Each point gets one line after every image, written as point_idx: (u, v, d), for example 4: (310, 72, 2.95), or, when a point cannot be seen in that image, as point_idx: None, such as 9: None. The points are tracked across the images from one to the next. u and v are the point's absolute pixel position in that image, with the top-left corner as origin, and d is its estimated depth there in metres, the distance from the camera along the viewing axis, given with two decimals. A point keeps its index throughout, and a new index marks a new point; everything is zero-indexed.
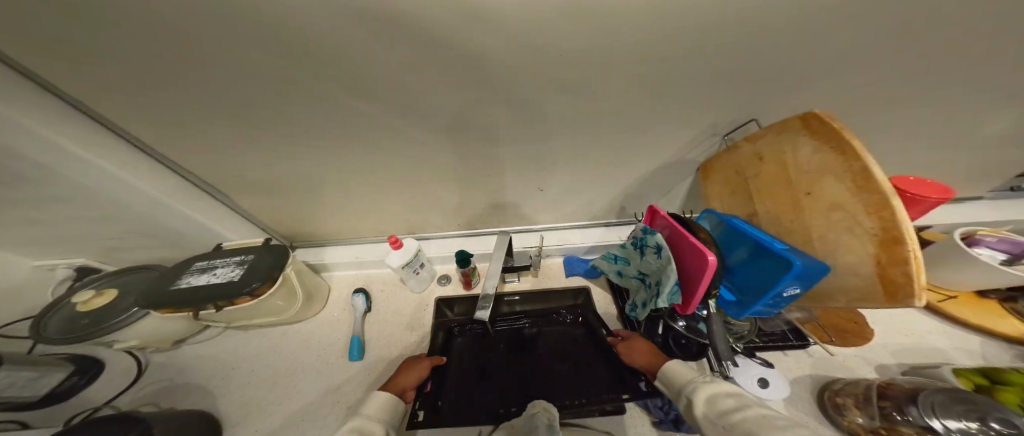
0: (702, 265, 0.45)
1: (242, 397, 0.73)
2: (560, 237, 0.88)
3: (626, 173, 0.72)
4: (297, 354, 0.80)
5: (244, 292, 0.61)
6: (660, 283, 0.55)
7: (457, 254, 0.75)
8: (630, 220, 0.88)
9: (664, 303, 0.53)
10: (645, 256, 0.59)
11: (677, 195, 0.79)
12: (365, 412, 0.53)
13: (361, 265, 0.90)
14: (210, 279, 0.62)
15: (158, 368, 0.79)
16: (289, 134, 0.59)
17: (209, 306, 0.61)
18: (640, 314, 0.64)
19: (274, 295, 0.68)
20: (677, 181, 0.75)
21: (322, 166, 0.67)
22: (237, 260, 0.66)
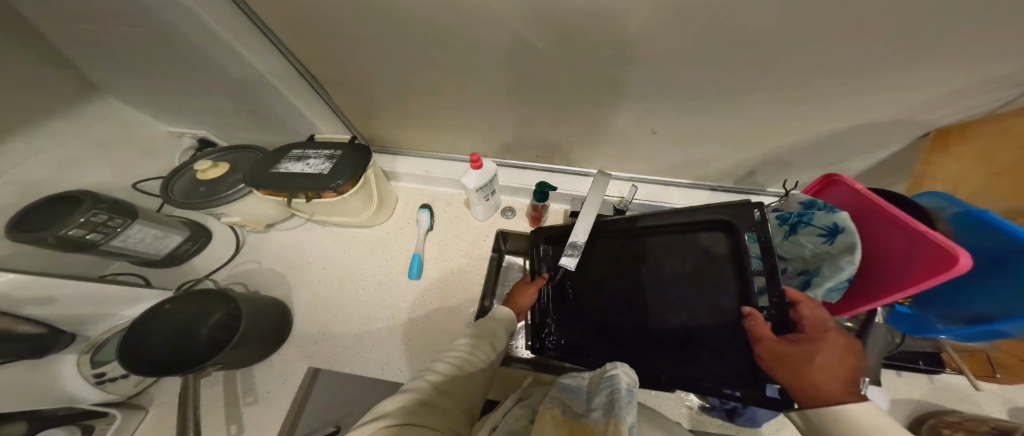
0: (931, 266, 0.31)
1: (316, 291, 0.80)
2: (650, 191, 0.75)
3: (786, 130, 0.52)
4: (362, 260, 0.83)
5: (334, 187, 0.59)
6: (815, 275, 0.41)
7: (535, 186, 0.67)
8: (745, 188, 0.71)
9: (814, 298, 0.41)
10: (793, 235, 0.45)
11: (840, 165, 0.59)
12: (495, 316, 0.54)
13: (428, 181, 0.87)
14: (304, 168, 0.61)
15: (250, 244, 0.88)
16: (362, 28, 0.47)
17: (301, 195, 0.61)
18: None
19: (355, 197, 0.67)
20: (855, 145, 0.53)
21: (406, 75, 0.58)
22: (327, 154, 0.64)
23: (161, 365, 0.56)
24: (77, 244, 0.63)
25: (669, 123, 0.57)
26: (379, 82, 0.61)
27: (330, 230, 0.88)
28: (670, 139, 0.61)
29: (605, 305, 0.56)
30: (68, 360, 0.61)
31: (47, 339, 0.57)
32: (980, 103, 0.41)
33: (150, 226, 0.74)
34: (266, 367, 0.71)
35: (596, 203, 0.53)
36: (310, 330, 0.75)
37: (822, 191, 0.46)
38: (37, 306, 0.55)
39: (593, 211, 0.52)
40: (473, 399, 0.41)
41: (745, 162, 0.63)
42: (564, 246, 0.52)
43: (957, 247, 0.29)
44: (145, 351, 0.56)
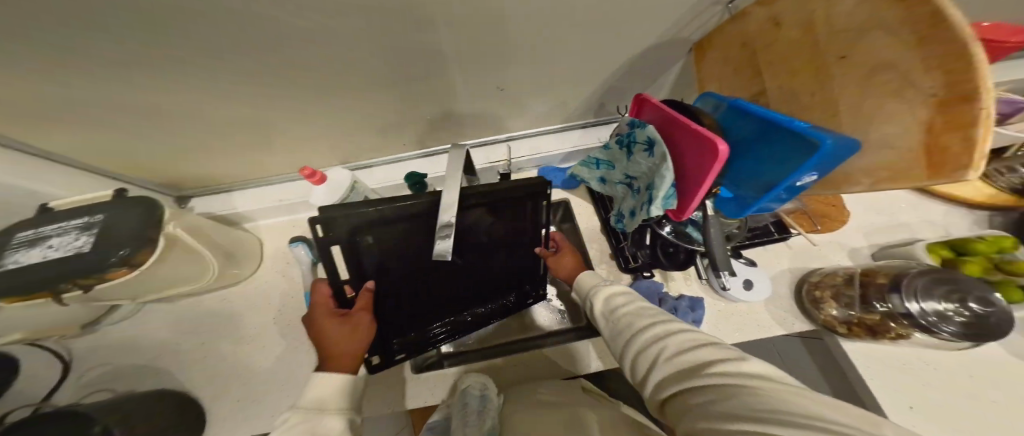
0: (709, 155, 0.36)
1: (196, 369, 0.65)
2: (531, 146, 0.75)
3: (616, 60, 0.55)
4: (244, 319, 0.70)
5: (112, 265, 0.47)
6: (652, 188, 0.45)
7: (406, 180, 0.61)
8: (609, 119, 0.76)
9: (657, 211, 0.43)
10: (633, 156, 0.48)
11: (666, 82, 0.66)
12: (307, 402, 0.37)
13: (291, 209, 0.76)
14: (49, 254, 0.46)
15: (76, 352, 0.66)
16: (62, 41, 0.34)
17: (68, 287, 0.47)
18: (627, 225, 0.56)
19: (166, 260, 0.55)
20: (667, 63, 0.59)
21: (186, 87, 0.45)
22: (76, 225, 0.49)
23: None
24: None
25: (511, 76, 0.56)
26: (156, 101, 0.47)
27: (191, 299, 0.71)
28: (521, 92, 0.61)
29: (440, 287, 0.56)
30: None
31: None
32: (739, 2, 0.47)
33: None
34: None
35: (460, 180, 0.49)
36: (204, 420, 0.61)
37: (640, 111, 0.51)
38: None
39: (457, 187, 0.46)
40: None
41: (595, 97, 0.67)
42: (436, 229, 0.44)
43: (714, 136, 0.35)
44: None
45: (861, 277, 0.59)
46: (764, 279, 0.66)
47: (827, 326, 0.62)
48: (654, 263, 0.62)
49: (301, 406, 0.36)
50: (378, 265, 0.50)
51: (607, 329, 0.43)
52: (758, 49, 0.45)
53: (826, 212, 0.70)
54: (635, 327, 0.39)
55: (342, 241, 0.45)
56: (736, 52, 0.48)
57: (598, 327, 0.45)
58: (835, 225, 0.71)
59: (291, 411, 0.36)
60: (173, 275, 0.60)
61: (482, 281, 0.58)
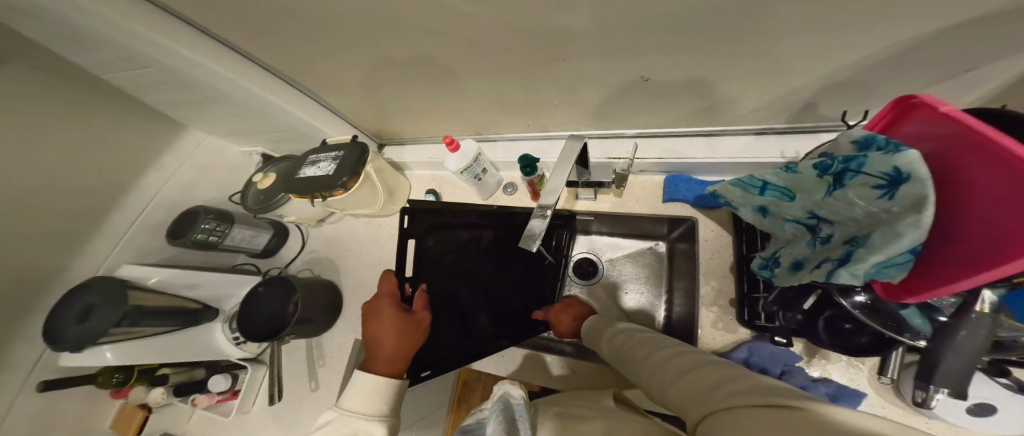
0: None
1: (357, 271, 0.93)
2: (666, 147, 0.61)
3: (873, 38, 0.34)
4: (387, 248, 0.92)
5: (337, 187, 0.67)
6: (859, 245, 0.30)
7: (519, 160, 0.61)
8: (806, 126, 0.52)
9: (849, 277, 0.29)
10: (838, 190, 0.32)
11: (973, 72, 0.37)
12: (352, 404, 0.46)
13: (434, 166, 0.90)
14: (317, 171, 0.70)
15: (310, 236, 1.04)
16: (309, 31, 0.48)
17: (318, 195, 0.70)
18: (780, 277, 0.41)
19: (361, 191, 0.76)
20: (980, 46, 0.33)
21: (377, 67, 0.56)
22: (331, 155, 0.71)
23: (273, 326, 0.76)
24: (205, 245, 0.84)
25: (662, 64, 0.44)
26: (360, 78, 0.62)
27: (364, 221, 0.98)
28: (673, 83, 0.48)
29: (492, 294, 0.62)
30: (217, 326, 0.83)
31: (200, 313, 0.78)
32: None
33: (245, 227, 0.90)
34: (329, 338, 0.87)
35: (568, 173, 0.45)
36: (354, 308, 0.88)
37: (902, 123, 0.32)
38: (189, 289, 0.79)
39: (563, 182, 0.45)
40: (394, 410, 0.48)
41: (802, 91, 0.45)
42: (535, 207, 0.45)
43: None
44: (250, 321, 0.76)
45: None
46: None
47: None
48: (801, 333, 0.43)
49: (342, 407, 0.46)
50: (431, 268, 0.56)
51: (611, 354, 0.49)
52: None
53: None
54: (632, 353, 0.44)
55: (416, 237, 0.54)
56: None
57: (602, 349, 0.52)
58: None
59: (334, 411, 0.46)
60: (352, 206, 0.81)
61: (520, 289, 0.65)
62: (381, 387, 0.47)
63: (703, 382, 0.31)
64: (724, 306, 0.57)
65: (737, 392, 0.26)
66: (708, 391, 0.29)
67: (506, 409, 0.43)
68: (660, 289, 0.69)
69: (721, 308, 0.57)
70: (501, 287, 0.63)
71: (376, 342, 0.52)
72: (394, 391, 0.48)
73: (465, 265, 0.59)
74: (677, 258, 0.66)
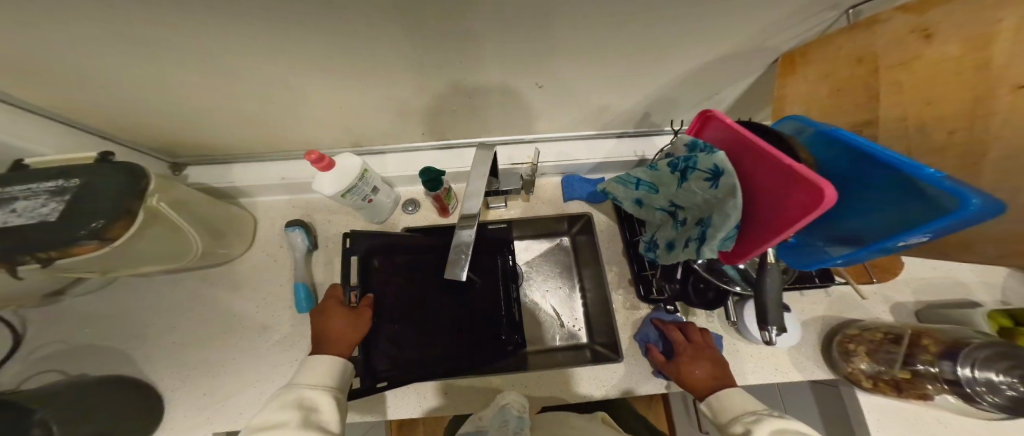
0: (803, 193, 0.30)
1: (170, 352, 0.61)
2: (559, 150, 0.68)
3: (689, 66, 0.48)
4: (229, 308, 0.65)
5: (80, 240, 0.40)
6: (707, 225, 0.40)
7: (421, 174, 0.57)
8: (649, 130, 0.68)
9: (711, 253, 0.39)
10: (685, 183, 0.42)
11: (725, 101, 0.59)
12: (302, 381, 0.46)
13: (292, 188, 0.72)
14: (10, 219, 0.39)
15: (39, 327, 0.60)
16: None
17: (24, 260, 0.40)
18: (660, 255, 0.53)
19: (147, 235, 0.50)
20: (729, 80, 0.53)
21: (193, 50, 0.38)
22: (47, 189, 0.42)
23: None
24: None
25: (554, 72, 0.48)
26: (139, 59, 0.39)
27: (175, 277, 0.66)
28: (561, 91, 0.53)
29: (437, 308, 0.65)
30: None
31: None
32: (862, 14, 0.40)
33: None
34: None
35: (484, 182, 0.44)
36: (177, 407, 0.57)
37: (705, 130, 0.44)
38: None
39: (481, 190, 0.44)
40: (347, 375, 0.50)
41: (645, 104, 0.59)
42: (458, 220, 0.44)
43: (826, 182, 0.28)
44: None
45: (907, 338, 0.54)
46: (797, 326, 0.60)
47: (850, 377, 0.59)
48: (681, 298, 0.60)
49: (299, 383, 0.46)
50: (383, 282, 0.63)
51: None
52: (881, 67, 0.37)
53: (889, 265, 0.65)
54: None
55: (360, 254, 0.61)
56: (847, 69, 0.40)
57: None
58: (889, 275, 0.64)
59: (289, 386, 0.46)
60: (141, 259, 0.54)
61: (471, 300, 0.68)
62: (335, 362, 0.49)
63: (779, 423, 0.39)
64: (626, 287, 0.68)
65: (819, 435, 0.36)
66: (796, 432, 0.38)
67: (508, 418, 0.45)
68: (569, 278, 0.78)
69: (625, 289, 0.68)
70: (449, 300, 0.66)
71: (317, 340, 0.54)
72: (343, 369, 0.50)
73: (416, 283, 0.66)
74: (581, 248, 0.76)
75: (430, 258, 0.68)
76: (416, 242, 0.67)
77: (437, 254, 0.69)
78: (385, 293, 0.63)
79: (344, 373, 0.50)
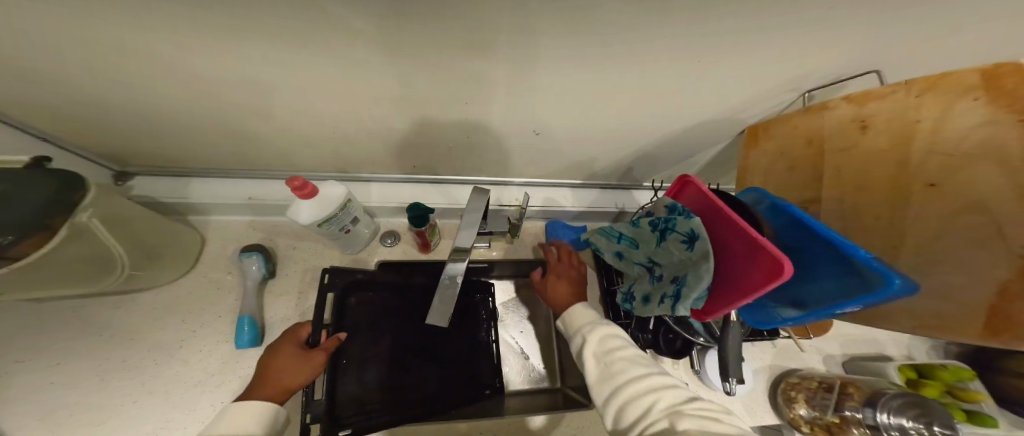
0: (763, 262, 0.34)
1: (66, 390, 0.52)
2: (546, 195, 0.72)
3: (648, 133, 0.56)
4: (151, 340, 0.58)
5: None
6: (682, 283, 0.42)
7: (408, 209, 0.58)
8: (626, 185, 0.75)
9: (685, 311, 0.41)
10: (665, 242, 0.45)
11: (678, 164, 0.68)
12: (216, 429, 0.41)
13: (260, 210, 0.67)
14: None
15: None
16: None
17: None
18: (637, 307, 0.55)
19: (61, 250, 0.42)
20: (692, 143, 0.61)
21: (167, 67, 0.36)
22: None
23: None
24: None
25: (546, 121, 0.51)
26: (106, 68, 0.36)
27: (87, 304, 0.58)
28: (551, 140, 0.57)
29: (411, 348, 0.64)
30: None
31: None
32: (774, 102, 0.51)
33: None
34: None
35: (474, 223, 0.45)
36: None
37: (682, 194, 0.49)
38: None
39: (472, 234, 0.45)
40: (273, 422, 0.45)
41: (620, 163, 0.66)
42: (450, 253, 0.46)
43: (780, 253, 0.32)
44: None
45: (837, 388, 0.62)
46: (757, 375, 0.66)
47: (792, 423, 0.64)
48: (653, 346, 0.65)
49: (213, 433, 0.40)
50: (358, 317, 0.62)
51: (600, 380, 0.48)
52: (827, 150, 0.46)
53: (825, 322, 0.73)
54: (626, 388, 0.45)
55: (336, 289, 0.61)
56: (799, 147, 0.49)
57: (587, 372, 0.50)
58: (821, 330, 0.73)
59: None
60: (44, 281, 0.46)
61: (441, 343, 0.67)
62: (261, 408, 0.44)
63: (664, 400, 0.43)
64: None
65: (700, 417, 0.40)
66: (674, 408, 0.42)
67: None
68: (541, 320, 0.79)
69: None
70: (424, 343, 0.65)
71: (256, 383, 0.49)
72: (272, 416, 0.45)
73: (391, 322, 0.65)
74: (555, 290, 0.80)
75: (407, 295, 0.68)
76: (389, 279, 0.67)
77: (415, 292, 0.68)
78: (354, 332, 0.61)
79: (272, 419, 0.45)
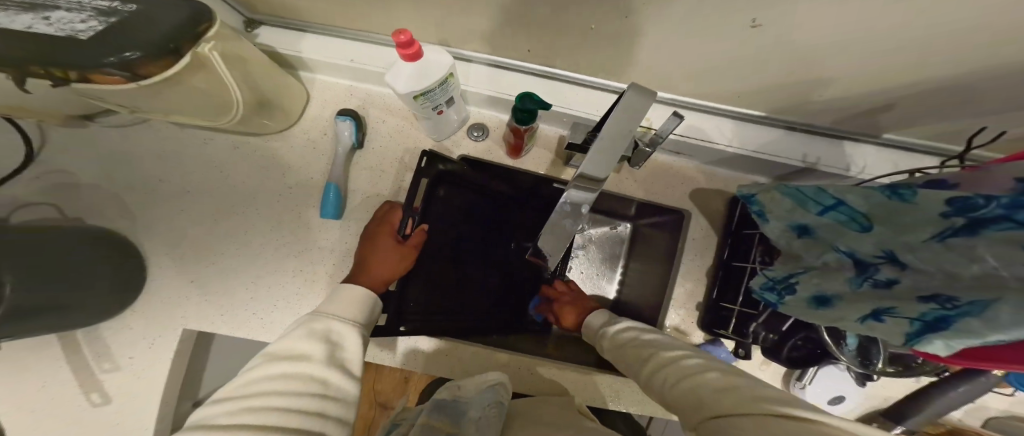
0: None
1: (199, 220, 0.62)
2: (702, 124, 0.52)
3: (994, 49, 0.29)
4: (260, 187, 0.63)
5: (101, 68, 0.30)
6: (952, 312, 0.25)
7: (517, 100, 0.46)
8: (833, 132, 0.50)
9: (936, 346, 0.26)
10: (970, 238, 0.24)
11: (955, 115, 0.41)
12: (330, 308, 0.41)
13: (355, 73, 0.61)
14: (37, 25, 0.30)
15: (56, 157, 0.59)
16: None
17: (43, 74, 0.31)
18: (788, 303, 0.42)
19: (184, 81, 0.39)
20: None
21: None
22: (97, 9, 0.32)
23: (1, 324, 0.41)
24: None
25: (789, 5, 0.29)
26: None
27: (205, 137, 0.62)
28: (761, 41, 0.35)
29: (485, 266, 0.64)
30: None
31: None
32: None
33: None
34: (136, 316, 0.59)
35: (612, 153, 0.31)
36: (169, 277, 0.60)
37: None
38: None
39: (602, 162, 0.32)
40: (368, 311, 0.44)
41: (850, 95, 0.41)
42: (574, 179, 0.35)
43: None
44: None
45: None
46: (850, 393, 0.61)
47: None
48: (768, 349, 0.53)
49: (330, 314, 0.40)
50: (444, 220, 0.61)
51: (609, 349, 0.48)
52: None
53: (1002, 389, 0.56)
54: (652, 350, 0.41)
55: (429, 178, 0.59)
56: None
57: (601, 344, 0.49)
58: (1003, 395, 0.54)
59: (318, 315, 0.39)
60: (182, 110, 0.47)
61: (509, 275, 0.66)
62: (363, 295, 0.43)
63: (721, 380, 0.32)
64: (690, 308, 0.62)
65: (779, 402, 0.27)
66: (735, 392, 0.30)
67: (498, 407, 0.43)
68: (614, 268, 0.70)
69: (687, 311, 0.62)
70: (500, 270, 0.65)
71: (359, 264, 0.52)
72: (370, 305, 0.44)
73: (472, 233, 0.64)
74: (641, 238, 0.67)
75: (485, 208, 0.65)
76: (476, 186, 0.63)
77: (495, 207, 0.65)
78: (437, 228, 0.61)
79: (369, 310, 0.44)
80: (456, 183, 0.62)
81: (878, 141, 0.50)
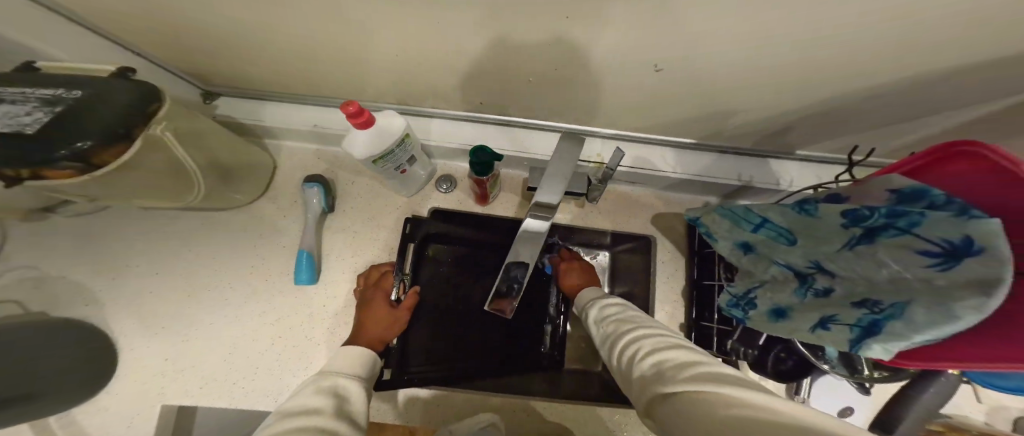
0: None
1: (170, 298, 0.61)
2: (641, 155, 0.57)
3: (855, 77, 0.34)
4: (233, 257, 0.63)
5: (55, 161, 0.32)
6: (881, 316, 0.26)
7: (471, 155, 0.50)
8: (761, 152, 0.55)
9: (875, 350, 0.26)
10: (884, 241, 0.25)
11: (858, 128, 0.45)
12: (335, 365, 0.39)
13: (324, 139, 0.65)
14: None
15: (27, 252, 0.59)
16: None
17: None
18: (751, 317, 0.42)
19: (142, 162, 0.41)
20: (907, 102, 0.38)
21: None
22: (42, 97, 0.33)
23: None
24: None
25: (677, 55, 0.34)
26: None
27: (179, 214, 0.64)
28: (670, 82, 0.40)
29: (464, 316, 0.62)
30: None
31: None
32: None
33: None
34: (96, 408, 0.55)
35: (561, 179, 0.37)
36: (135, 361, 0.58)
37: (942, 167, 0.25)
38: None
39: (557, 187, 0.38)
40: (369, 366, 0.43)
41: (763, 120, 0.46)
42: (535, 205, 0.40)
43: None
44: None
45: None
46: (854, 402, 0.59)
47: None
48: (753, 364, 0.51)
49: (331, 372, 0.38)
50: (432, 277, 0.63)
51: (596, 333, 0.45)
52: None
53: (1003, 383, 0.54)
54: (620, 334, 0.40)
55: (415, 242, 0.62)
56: None
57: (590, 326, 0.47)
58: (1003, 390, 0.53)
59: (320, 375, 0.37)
60: (147, 193, 0.48)
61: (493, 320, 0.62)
62: (362, 349, 0.43)
63: (676, 358, 0.31)
64: None
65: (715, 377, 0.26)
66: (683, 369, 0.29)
67: None
68: None
69: None
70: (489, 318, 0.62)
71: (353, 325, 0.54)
72: (371, 360, 0.43)
73: (460, 284, 0.64)
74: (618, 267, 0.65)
75: (460, 255, 0.65)
76: (461, 239, 0.65)
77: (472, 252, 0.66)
78: (429, 286, 0.63)
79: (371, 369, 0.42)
80: (444, 238, 0.65)
81: (802, 157, 0.55)
